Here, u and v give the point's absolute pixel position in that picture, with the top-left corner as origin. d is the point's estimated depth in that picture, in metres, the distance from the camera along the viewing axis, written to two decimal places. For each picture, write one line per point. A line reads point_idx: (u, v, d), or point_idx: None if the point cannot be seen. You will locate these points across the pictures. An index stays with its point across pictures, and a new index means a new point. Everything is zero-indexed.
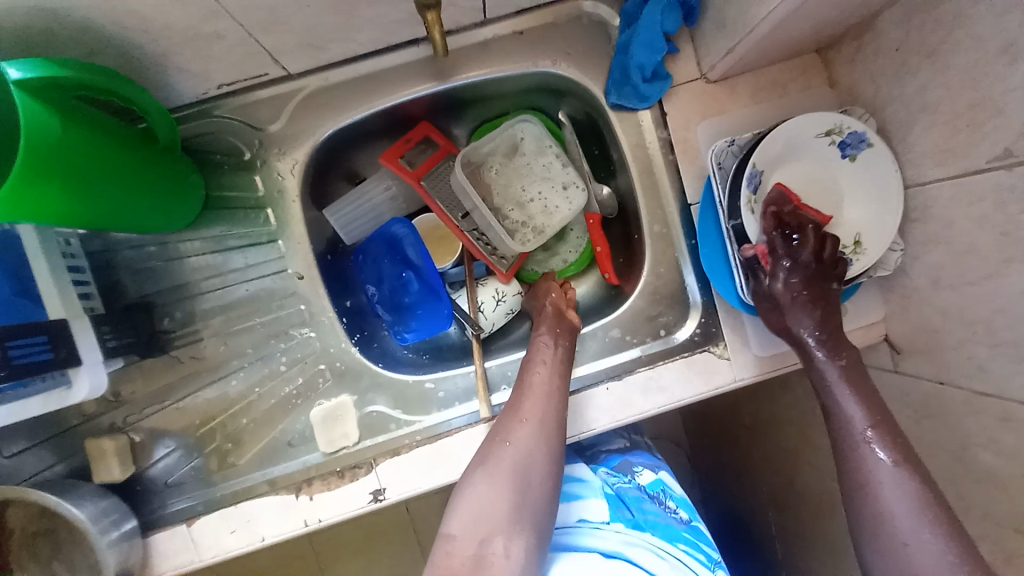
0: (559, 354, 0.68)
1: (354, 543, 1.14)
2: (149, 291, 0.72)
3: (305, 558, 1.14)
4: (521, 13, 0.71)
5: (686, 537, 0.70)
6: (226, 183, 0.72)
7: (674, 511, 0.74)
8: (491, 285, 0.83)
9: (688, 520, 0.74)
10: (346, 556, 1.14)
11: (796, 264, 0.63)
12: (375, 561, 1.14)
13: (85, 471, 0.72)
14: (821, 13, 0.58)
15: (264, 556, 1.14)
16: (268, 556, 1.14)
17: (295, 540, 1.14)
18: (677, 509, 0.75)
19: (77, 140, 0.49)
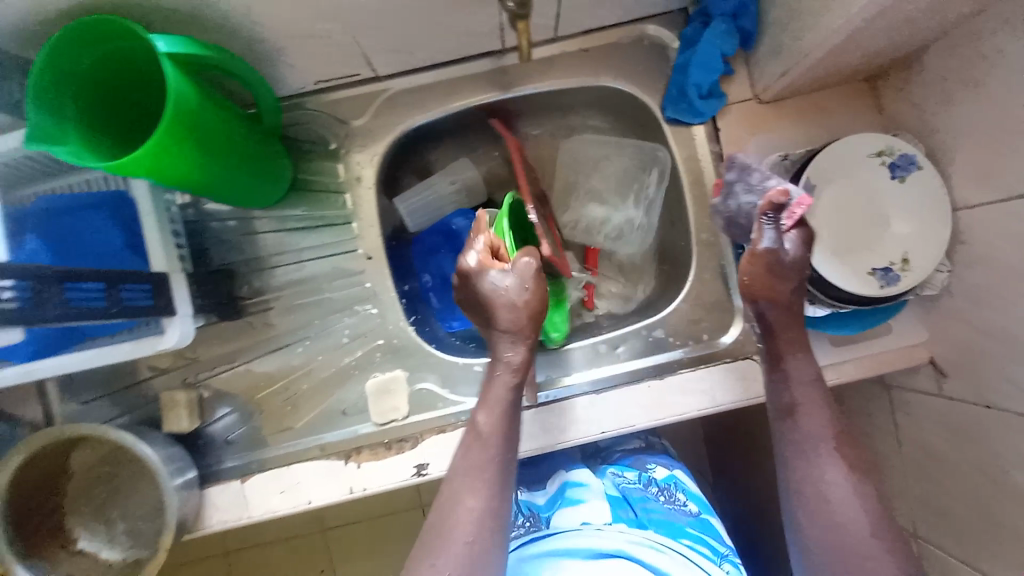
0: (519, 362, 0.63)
1: (365, 542, 1.14)
2: (232, 260, 0.79)
3: (317, 552, 1.15)
4: (588, 32, 0.78)
5: (690, 532, 0.69)
6: (310, 168, 0.80)
7: (683, 504, 0.75)
8: None
9: (696, 513, 0.73)
10: (356, 554, 1.14)
11: (801, 234, 0.63)
12: (385, 563, 1.14)
13: (152, 422, 0.78)
14: (873, 43, 0.63)
15: (277, 545, 1.15)
16: (281, 546, 1.14)
17: (310, 532, 1.15)
18: (686, 502, 0.75)
19: (202, 110, 0.56)
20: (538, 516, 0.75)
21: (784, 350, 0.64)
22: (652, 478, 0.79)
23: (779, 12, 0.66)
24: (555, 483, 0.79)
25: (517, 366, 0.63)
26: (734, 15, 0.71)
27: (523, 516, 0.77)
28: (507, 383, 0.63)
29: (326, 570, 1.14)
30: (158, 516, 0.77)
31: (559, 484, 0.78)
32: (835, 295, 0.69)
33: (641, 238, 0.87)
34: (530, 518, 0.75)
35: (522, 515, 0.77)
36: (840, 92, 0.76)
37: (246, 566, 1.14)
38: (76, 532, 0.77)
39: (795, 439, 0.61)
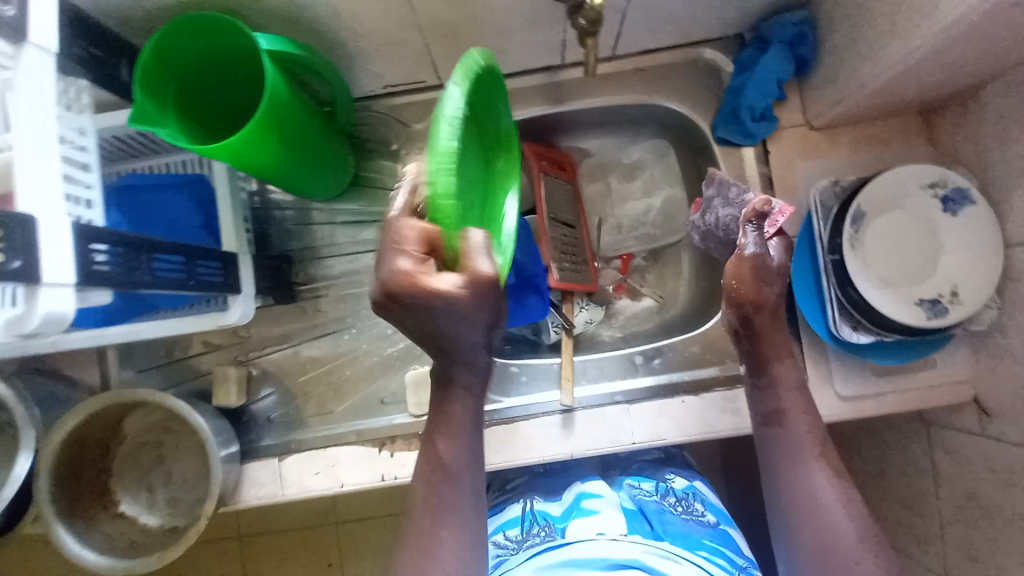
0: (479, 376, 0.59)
1: (376, 540, 1.14)
2: (290, 247, 0.83)
3: (329, 547, 1.15)
4: (645, 52, 0.81)
5: (707, 544, 0.69)
6: (371, 166, 0.84)
7: (702, 514, 0.75)
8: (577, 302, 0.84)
9: (715, 523, 0.73)
10: (367, 551, 1.14)
11: (780, 239, 0.66)
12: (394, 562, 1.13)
13: (200, 394, 0.82)
14: (931, 76, 0.64)
15: (290, 536, 1.15)
16: (293, 538, 1.15)
17: (323, 526, 1.15)
18: (704, 513, 0.75)
19: (288, 105, 0.60)
20: (553, 526, 0.71)
21: (770, 354, 0.64)
22: (670, 488, 0.79)
23: (837, 42, 0.68)
24: (570, 494, 0.76)
25: (468, 379, 0.56)
26: (791, 43, 0.73)
27: (538, 526, 0.72)
28: (467, 404, 0.57)
29: (334, 564, 1.14)
30: (198, 485, 0.81)
31: (574, 495, 0.75)
32: (880, 324, 0.69)
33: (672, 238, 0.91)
34: (546, 527, 0.70)
35: (537, 523, 0.72)
36: (893, 123, 0.76)
37: (256, 553, 1.15)
38: (118, 495, 0.79)
39: (785, 463, 0.60)
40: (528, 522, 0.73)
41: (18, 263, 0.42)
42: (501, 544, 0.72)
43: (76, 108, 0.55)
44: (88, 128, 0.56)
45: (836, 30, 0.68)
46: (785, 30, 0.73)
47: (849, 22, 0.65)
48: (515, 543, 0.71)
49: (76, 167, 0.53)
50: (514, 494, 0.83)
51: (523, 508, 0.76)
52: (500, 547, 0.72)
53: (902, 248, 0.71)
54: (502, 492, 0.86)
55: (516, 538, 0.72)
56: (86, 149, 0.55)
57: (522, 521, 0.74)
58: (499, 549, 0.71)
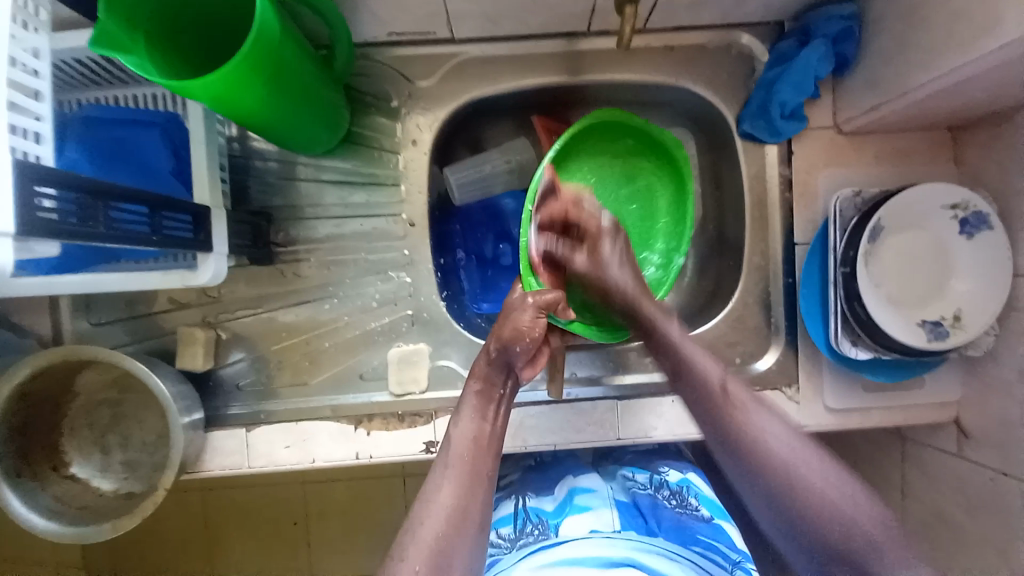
0: (491, 411, 0.62)
1: (342, 508, 1.12)
2: (270, 205, 0.76)
3: (292, 510, 1.12)
4: (679, 29, 0.74)
5: (701, 539, 0.70)
6: (367, 123, 0.76)
7: (696, 509, 0.74)
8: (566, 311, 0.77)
9: (709, 518, 0.73)
10: (332, 518, 1.12)
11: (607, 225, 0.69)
12: (359, 532, 1.12)
13: (165, 354, 0.76)
14: (976, 94, 0.60)
15: (254, 498, 1.11)
16: (258, 499, 1.11)
17: (288, 491, 1.12)
18: (698, 507, 0.75)
19: (281, 46, 0.53)
20: (547, 523, 0.72)
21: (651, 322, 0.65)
22: (664, 480, 0.79)
23: (883, 44, 0.64)
24: (563, 490, 0.78)
25: (479, 375, 0.62)
26: (835, 38, 0.68)
27: (531, 524, 0.72)
28: (476, 403, 0.62)
29: (300, 523, 1.12)
30: (159, 449, 0.76)
31: (567, 490, 0.77)
32: (882, 342, 0.68)
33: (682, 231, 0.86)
34: (539, 526, 0.71)
35: (529, 522, 0.72)
36: (921, 136, 0.73)
37: (218, 510, 1.11)
38: (70, 456, 0.74)
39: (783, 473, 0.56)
40: (521, 519, 0.73)
41: None
42: (495, 543, 0.72)
43: (30, 24, 0.47)
44: (45, 50, 0.48)
45: (885, 31, 0.64)
46: (831, 24, 0.68)
47: (901, 24, 0.61)
48: (508, 541, 0.71)
49: (24, 93, 0.45)
50: (507, 492, 0.82)
51: (514, 505, 0.76)
52: (494, 546, 0.71)
53: (912, 269, 0.70)
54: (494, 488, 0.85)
55: (509, 536, 0.71)
56: (40, 74, 0.47)
57: (514, 519, 0.74)
58: (494, 547, 0.71)
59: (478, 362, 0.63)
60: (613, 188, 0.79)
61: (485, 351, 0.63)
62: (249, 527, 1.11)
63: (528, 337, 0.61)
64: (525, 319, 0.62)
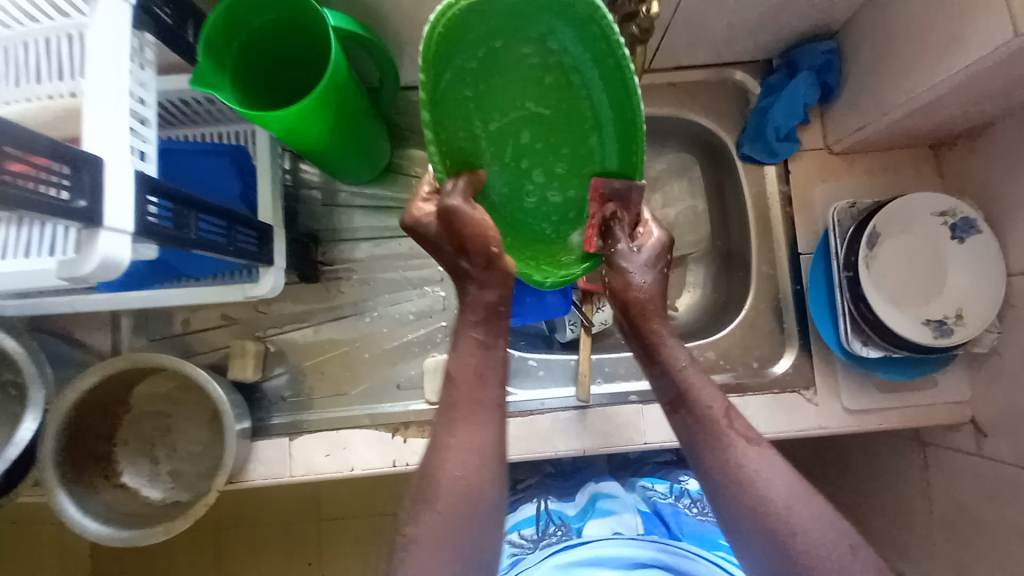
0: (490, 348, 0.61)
1: (357, 541, 1.12)
2: (315, 228, 0.84)
3: (309, 542, 1.12)
4: (679, 69, 0.85)
5: (723, 544, 0.72)
6: (405, 154, 0.86)
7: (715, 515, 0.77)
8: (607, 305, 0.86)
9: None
10: (346, 553, 1.11)
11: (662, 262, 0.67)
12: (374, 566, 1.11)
13: (217, 367, 0.82)
14: (947, 112, 0.68)
15: (272, 529, 1.12)
16: (277, 530, 1.12)
17: (305, 522, 1.12)
18: None
19: (343, 84, 0.61)
20: (569, 526, 0.75)
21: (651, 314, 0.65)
22: (684, 489, 0.81)
23: (861, 75, 0.73)
24: (584, 496, 0.80)
25: (477, 305, 0.62)
26: (819, 70, 0.78)
27: (554, 525, 0.76)
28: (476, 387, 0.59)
29: (313, 563, 1.11)
30: (205, 459, 0.79)
31: (588, 496, 0.79)
32: (890, 340, 0.72)
33: (694, 240, 0.93)
34: (562, 527, 0.75)
35: (552, 523, 0.76)
36: (905, 154, 0.81)
37: (234, 549, 1.11)
38: (120, 465, 0.77)
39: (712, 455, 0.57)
40: (543, 521, 0.77)
41: (84, 204, 0.42)
42: (516, 543, 0.75)
43: (141, 63, 0.53)
44: (151, 83, 0.54)
45: (862, 62, 0.73)
46: (815, 58, 0.77)
47: (875, 57, 0.70)
48: (531, 542, 0.74)
49: (136, 120, 0.51)
50: (526, 495, 0.84)
51: (537, 507, 0.79)
52: (516, 546, 0.74)
53: (910, 272, 0.75)
54: (513, 492, 0.88)
55: (531, 537, 0.75)
56: (145, 103, 0.53)
57: (536, 520, 0.77)
58: (515, 548, 0.74)
59: (480, 291, 0.62)
60: (534, 109, 0.58)
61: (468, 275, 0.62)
62: (265, 565, 1.11)
63: (493, 232, 0.58)
64: (472, 219, 0.57)
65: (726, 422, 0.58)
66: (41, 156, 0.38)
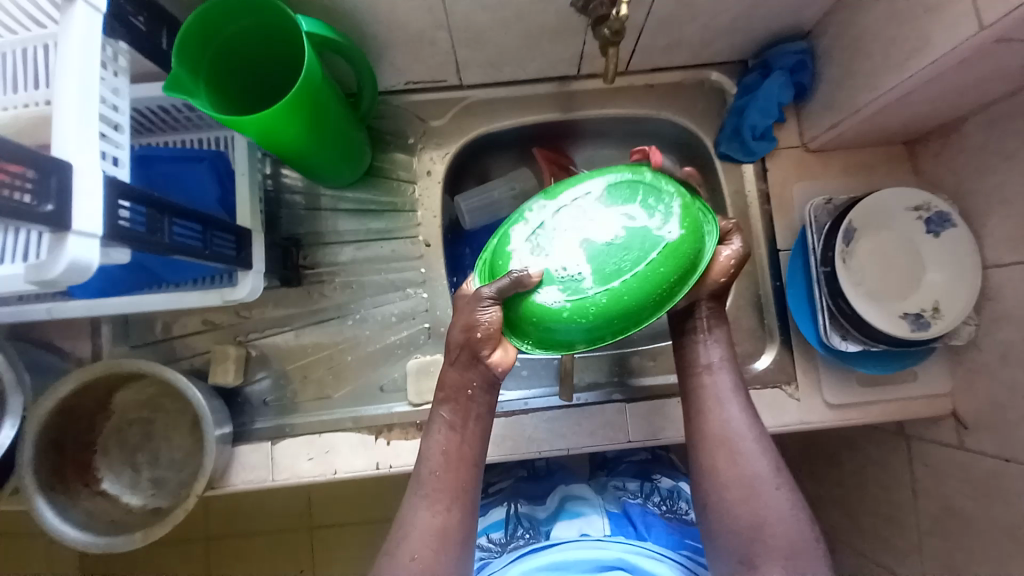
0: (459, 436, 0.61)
1: (348, 550, 1.11)
2: (296, 232, 0.84)
3: (300, 552, 1.11)
4: (656, 69, 0.86)
5: (690, 543, 0.72)
6: (386, 158, 0.86)
7: (686, 513, 0.78)
8: None
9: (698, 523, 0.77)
10: (338, 562, 1.11)
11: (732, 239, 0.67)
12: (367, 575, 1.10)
13: (201, 372, 0.81)
14: (919, 108, 0.69)
15: (263, 540, 1.11)
16: (268, 540, 1.11)
17: (296, 531, 1.11)
18: (687, 512, 0.79)
19: (320, 90, 0.62)
20: (538, 529, 0.74)
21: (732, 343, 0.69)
22: (654, 488, 0.83)
23: (834, 73, 0.74)
24: (554, 499, 0.80)
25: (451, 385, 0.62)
26: (792, 70, 0.79)
27: (522, 528, 0.75)
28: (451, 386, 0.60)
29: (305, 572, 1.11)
30: (188, 466, 0.79)
31: (559, 499, 0.79)
32: (868, 333, 0.72)
33: None
34: (531, 530, 0.74)
35: (521, 526, 0.75)
36: (880, 151, 0.82)
37: (222, 559, 1.10)
38: (101, 473, 0.77)
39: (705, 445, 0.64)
40: (512, 525, 0.76)
41: (51, 208, 0.42)
42: (485, 547, 0.74)
43: (114, 70, 0.53)
44: (124, 90, 0.54)
45: (833, 61, 0.74)
46: (787, 58, 0.78)
47: (846, 55, 0.71)
48: (498, 545, 0.74)
49: (109, 126, 0.51)
50: (497, 498, 0.84)
51: (506, 511, 0.78)
52: (483, 550, 0.74)
53: (886, 267, 0.76)
54: (485, 495, 0.87)
55: (499, 541, 0.74)
56: (119, 109, 0.53)
57: (505, 524, 0.76)
58: (483, 551, 0.73)
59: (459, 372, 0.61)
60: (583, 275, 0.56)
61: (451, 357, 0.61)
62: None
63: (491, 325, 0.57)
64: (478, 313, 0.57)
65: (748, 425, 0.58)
66: (12, 162, 0.39)
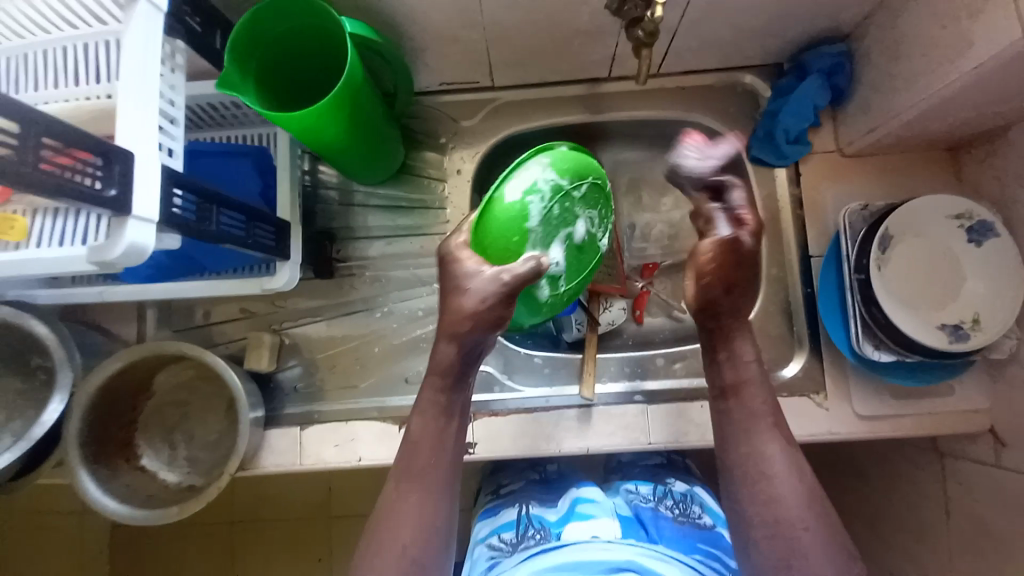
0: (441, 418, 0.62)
1: None
2: (330, 226, 0.87)
3: (319, 540, 1.14)
4: (689, 72, 0.86)
5: (701, 547, 0.72)
6: (418, 156, 0.88)
7: (698, 517, 0.77)
8: (616, 305, 0.86)
9: (711, 526, 0.76)
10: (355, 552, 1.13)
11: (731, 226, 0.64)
12: None
13: (236, 358, 0.85)
14: (963, 113, 0.67)
15: (283, 526, 1.14)
16: (288, 527, 1.14)
17: (316, 520, 1.14)
18: (701, 515, 0.78)
19: (360, 89, 0.64)
20: (549, 530, 0.74)
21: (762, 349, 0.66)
22: (668, 491, 0.82)
23: (872, 77, 0.73)
24: (566, 501, 0.79)
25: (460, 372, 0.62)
26: (830, 73, 0.77)
27: (533, 529, 0.75)
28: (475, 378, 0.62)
29: (323, 561, 1.13)
30: (220, 446, 0.82)
31: (570, 501, 0.79)
32: (904, 344, 0.70)
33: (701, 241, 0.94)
34: (542, 531, 0.74)
35: (532, 527, 0.76)
36: (920, 157, 0.80)
37: (244, 543, 1.14)
38: (141, 449, 0.81)
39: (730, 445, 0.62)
40: (523, 525, 0.76)
41: (114, 193, 0.45)
42: (496, 547, 0.74)
43: (171, 66, 0.56)
44: (180, 86, 0.57)
45: (872, 64, 0.73)
46: (824, 61, 0.77)
47: (886, 58, 0.70)
48: (509, 545, 0.73)
49: (166, 119, 0.54)
50: (509, 499, 0.84)
51: (518, 511, 0.79)
52: (494, 549, 0.74)
53: (925, 277, 0.73)
54: (497, 496, 0.87)
55: (510, 540, 0.74)
56: (174, 104, 0.56)
57: (516, 525, 0.76)
58: (494, 551, 0.73)
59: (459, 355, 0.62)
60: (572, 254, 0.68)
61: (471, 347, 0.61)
62: (274, 561, 1.13)
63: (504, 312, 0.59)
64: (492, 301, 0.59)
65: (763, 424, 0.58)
66: (79, 149, 0.42)
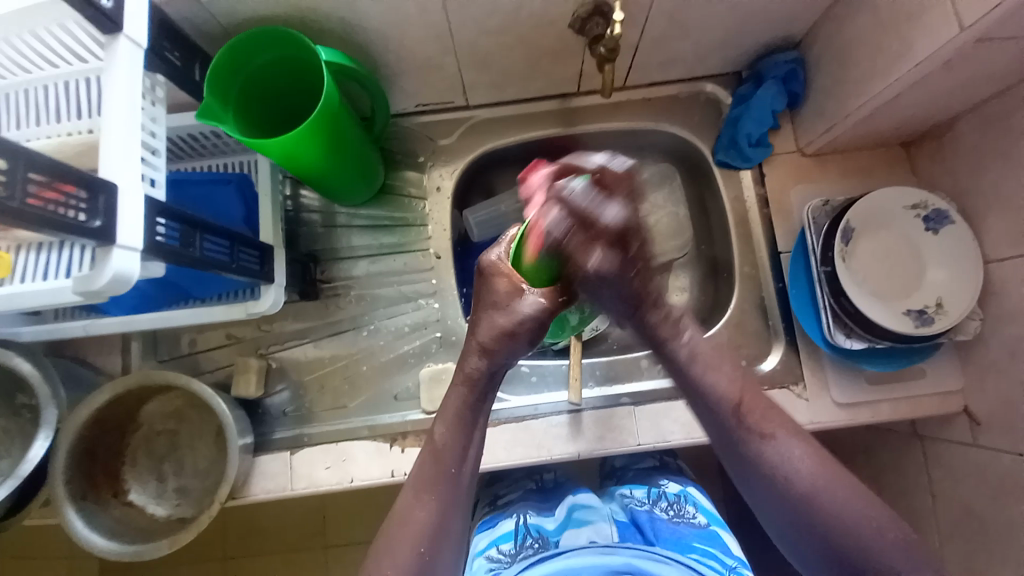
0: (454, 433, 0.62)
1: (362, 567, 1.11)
2: (314, 249, 0.89)
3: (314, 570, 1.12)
4: (654, 84, 0.90)
5: (697, 546, 0.72)
6: (398, 176, 0.91)
7: (692, 517, 0.77)
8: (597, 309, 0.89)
9: (706, 524, 0.76)
10: None
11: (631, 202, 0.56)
12: None
13: (224, 385, 0.85)
14: (909, 110, 0.72)
15: (277, 557, 1.12)
16: (282, 556, 1.12)
17: (311, 549, 1.12)
18: (695, 515, 0.78)
19: (338, 114, 0.67)
20: (547, 539, 0.75)
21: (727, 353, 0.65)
22: (662, 493, 0.82)
23: (824, 81, 0.77)
24: (562, 509, 0.80)
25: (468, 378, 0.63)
26: (785, 79, 0.82)
27: (531, 538, 0.75)
28: (464, 393, 0.63)
29: None
30: (209, 475, 0.81)
31: (566, 508, 0.80)
32: (872, 330, 0.73)
33: None
34: (540, 540, 0.74)
35: (529, 536, 0.76)
36: (877, 154, 0.84)
37: None
38: (128, 483, 0.80)
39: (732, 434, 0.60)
40: (521, 535, 0.76)
41: (99, 223, 0.46)
42: (495, 558, 0.74)
43: (152, 100, 0.58)
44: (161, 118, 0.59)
45: (823, 69, 0.77)
46: (779, 68, 0.81)
47: (835, 63, 0.74)
48: (508, 556, 0.73)
49: (148, 150, 0.56)
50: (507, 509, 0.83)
51: (515, 521, 0.78)
52: (494, 561, 0.73)
53: (888, 265, 0.77)
54: (495, 506, 0.87)
55: (510, 551, 0.74)
56: (156, 135, 0.58)
57: (514, 535, 0.76)
58: (493, 562, 0.73)
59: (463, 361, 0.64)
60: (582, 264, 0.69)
61: (499, 363, 0.64)
62: None
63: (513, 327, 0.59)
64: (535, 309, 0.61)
65: (736, 400, 0.59)
66: (65, 182, 0.43)
